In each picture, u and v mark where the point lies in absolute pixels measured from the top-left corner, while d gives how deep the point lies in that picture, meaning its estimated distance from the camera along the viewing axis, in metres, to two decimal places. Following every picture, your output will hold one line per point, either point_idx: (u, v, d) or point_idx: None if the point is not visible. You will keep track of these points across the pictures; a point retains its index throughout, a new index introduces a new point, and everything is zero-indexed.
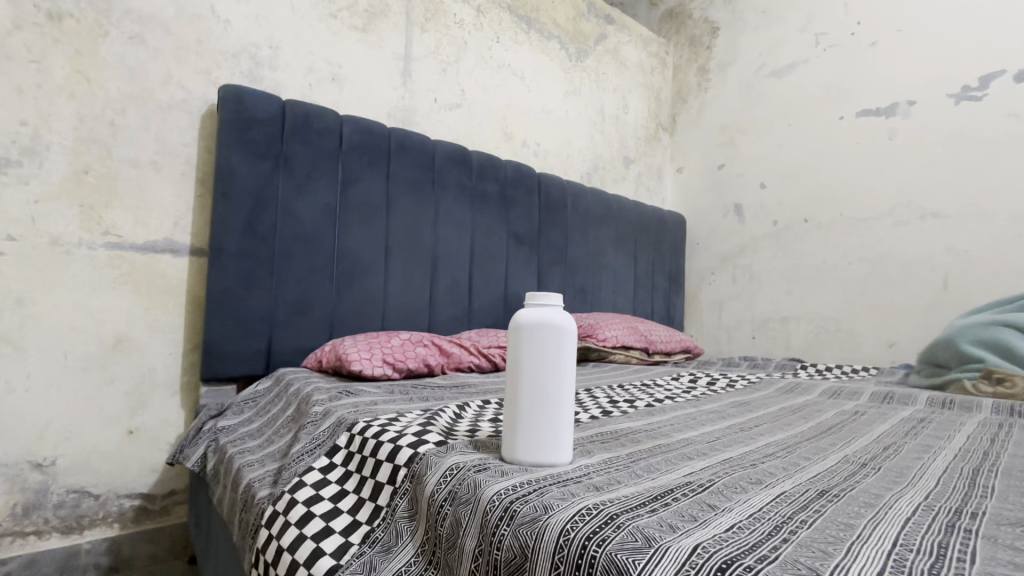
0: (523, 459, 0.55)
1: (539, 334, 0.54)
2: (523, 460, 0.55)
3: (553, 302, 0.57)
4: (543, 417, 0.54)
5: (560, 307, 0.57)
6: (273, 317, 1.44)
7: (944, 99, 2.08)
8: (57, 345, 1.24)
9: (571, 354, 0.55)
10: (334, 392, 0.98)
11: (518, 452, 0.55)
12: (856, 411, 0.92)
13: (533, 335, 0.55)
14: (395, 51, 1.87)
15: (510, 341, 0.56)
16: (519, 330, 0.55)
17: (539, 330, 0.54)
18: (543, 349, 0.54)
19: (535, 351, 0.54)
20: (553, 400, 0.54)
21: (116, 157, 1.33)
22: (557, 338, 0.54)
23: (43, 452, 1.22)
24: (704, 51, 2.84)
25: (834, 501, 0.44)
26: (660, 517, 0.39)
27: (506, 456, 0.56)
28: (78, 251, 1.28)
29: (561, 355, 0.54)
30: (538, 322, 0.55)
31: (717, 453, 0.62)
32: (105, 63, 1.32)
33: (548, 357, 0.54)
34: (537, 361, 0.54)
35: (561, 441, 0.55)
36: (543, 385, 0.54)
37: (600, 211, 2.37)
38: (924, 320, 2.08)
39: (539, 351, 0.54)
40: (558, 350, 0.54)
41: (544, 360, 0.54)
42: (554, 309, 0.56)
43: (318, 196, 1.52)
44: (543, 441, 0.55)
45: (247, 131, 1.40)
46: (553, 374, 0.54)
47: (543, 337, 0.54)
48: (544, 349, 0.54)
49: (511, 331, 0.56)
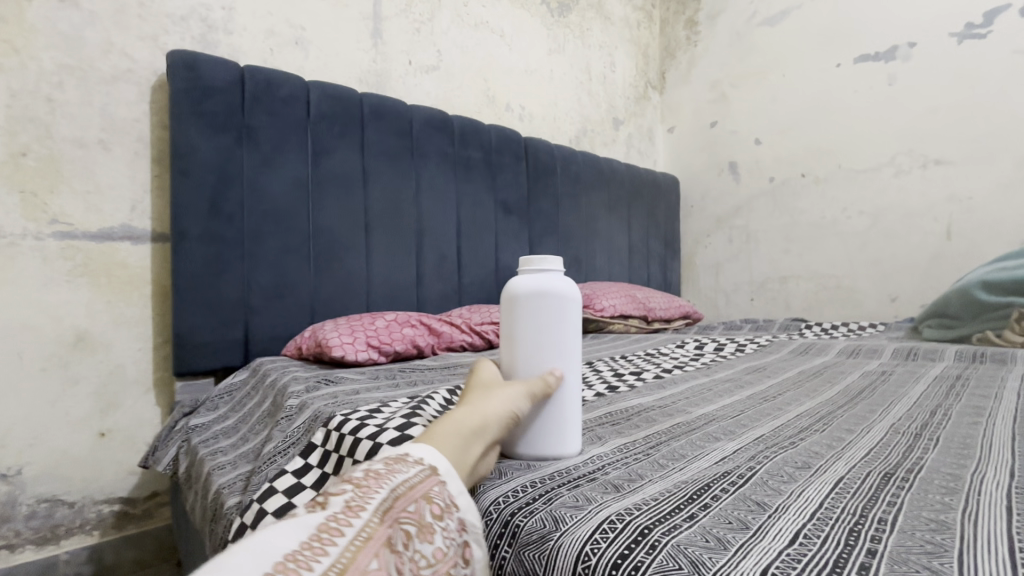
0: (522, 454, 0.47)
1: (536, 305, 0.45)
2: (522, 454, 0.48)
3: (554, 268, 0.47)
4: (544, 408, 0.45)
5: (561, 273, 0.48)
6: (248, 303, 1.34)
7: (946, 39, 1.97)
8: (11, 347, 1.14)
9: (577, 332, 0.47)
10: (311, 381, 0.90)
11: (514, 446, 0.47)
12: (883, 371, 0.85)
13: (528, 306, 0.46)
14: (363, 10, 1.72)
15: (501, 314, 0.48)
16: (510, 301, 0.46)
17: (537, 301, 0.45)
18: (542, 322, 0.45)
19: (530, 325, 0.46)
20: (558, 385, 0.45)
21: (57, 136, 1.20)
22: (557, 307, 0.45)
23: (7, 461, 1.13)
24: (692, 2, 2.68)
25: (905, 488, 0.36)
26: (702, 528, 0.31)
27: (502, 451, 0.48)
28: (24, 242, 1.16)
29: (569, 331, 0.46)
30: (534, 291, 0.46)
31: (746, 430, 0.54)
32: (34, 30, 1.17)
33: (549, 332, 0.46)
34: (534, 336, 0.46)
35: (569, 434, 0.47)
36: (541, 363, 0.46)
37: (590, 176, 2.26)
38: (927, 272, 2.02)
39: (537, 326, 0.46)
40: (560, 323, 0.46)
41: (543, 335, 0.46)
42: (554, 275, 0.47)
43: (286, 170, 1.40)
44: (544, 433, 0.46)
45: (203, 101, 1.27)
46: (554, 353, 0.46)
47: (539, 310, 0.45)
48: (543, 322, 0.45)
49: (501, 304, 0.47)
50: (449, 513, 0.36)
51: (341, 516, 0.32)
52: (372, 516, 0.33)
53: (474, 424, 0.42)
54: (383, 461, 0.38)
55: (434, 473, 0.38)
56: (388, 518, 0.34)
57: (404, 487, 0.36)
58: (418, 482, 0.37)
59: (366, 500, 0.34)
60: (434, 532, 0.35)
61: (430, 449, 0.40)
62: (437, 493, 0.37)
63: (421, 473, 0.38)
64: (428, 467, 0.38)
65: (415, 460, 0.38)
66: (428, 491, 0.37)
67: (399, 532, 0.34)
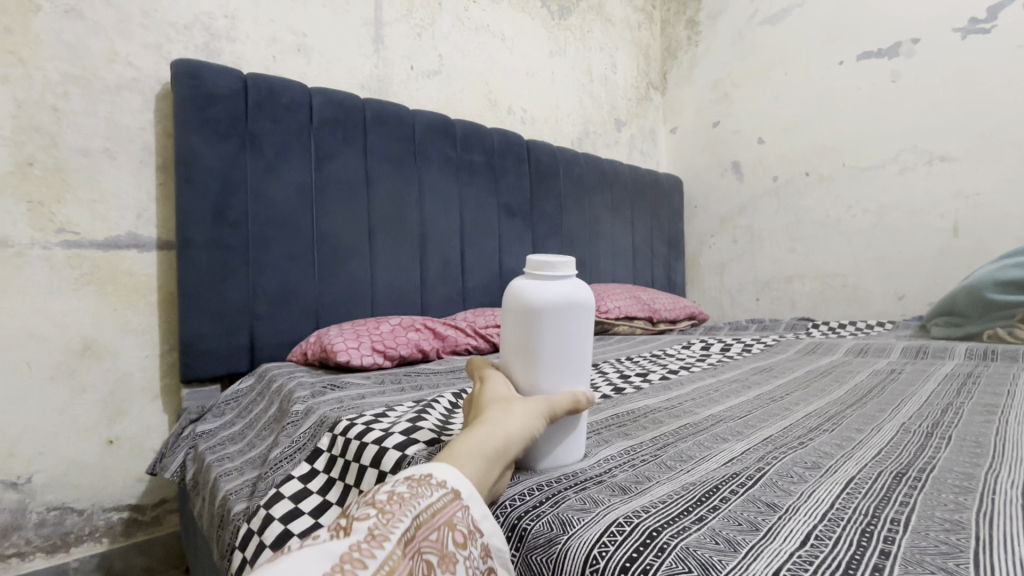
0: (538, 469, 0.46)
1: (563, 317, 0.45)
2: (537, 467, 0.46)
3: (571, 275, 0.46)
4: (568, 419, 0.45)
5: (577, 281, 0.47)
6: (253, 309, 1.35)
7: (950, 35, 1.96)
8: (19, 355, 1.14)
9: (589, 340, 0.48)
10: (317, 386, 0.90)
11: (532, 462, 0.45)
12: (892, 370, 0.85)
13: (554, 318, 0.44)
14: (365, 16, 1.73)
15: (520, 324, 0.45)
16: (531, 313, 0.44)
17: (563, 313, 0.45)
18: (566, 334, 0.45)
19: (555, 338, 0.45)
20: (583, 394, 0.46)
21: (63, 145, 1.21)
22: (580, 317, 0.46)
23: (16, 469, 1.14)
24: (692, 2, 2.68)
25: (919, 488, 0.36)
26: (711, 530, 0.31)
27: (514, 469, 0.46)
28: (31, 252, 1.17)
29: (587, 340, 0.47)
30: (559, 303, 0.45)
31: (754, 431, 0.53)
32: (39, 41, 1.18)
33: (571, 343, 0.46)
34: (557, 349, 0.45)
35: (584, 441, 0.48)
36: (564, 374, 0.46)
37: (593, 178, 2.26)
38: (934, 269, 2.00)
39: (562, 339, 0.45)
40: (581, 335, 0.46)
41: (565, 347, 0.45)
42: (574, 283, 0.46)
43: (290, 176, 1.41)
44: (565, 444, 0.46)
45: (206, 109, 1.28)
46: (574, 364, 0.46)
47: (565, 321, 0.45)
48: (566, 334, 0.45)
49: (517, 317, 0.45)
50: (472, 539, 0.35)
51: (365, 546, 0.32)
52: (396, 548, 0.32)
53: (497, 443, 0.40)
54: (405, 482, 0.36)
55: (458, 497, 0.36)
56: (410, 549, 0.33)
57: (427, 514, 0.35)
58: (441, 508, 0.35)
59: (390, 530, 0.33)
60: (456, 562, 0.34)
61: (451, 470, 0.38)
62: (461, 518, 0.35)
63: (444, 497, 0.36)
64: (451, 490, 0.37)
65: (438, 482, 0.37)
66: (452, 518, 0.35)
67: (420, 563, 0.33)
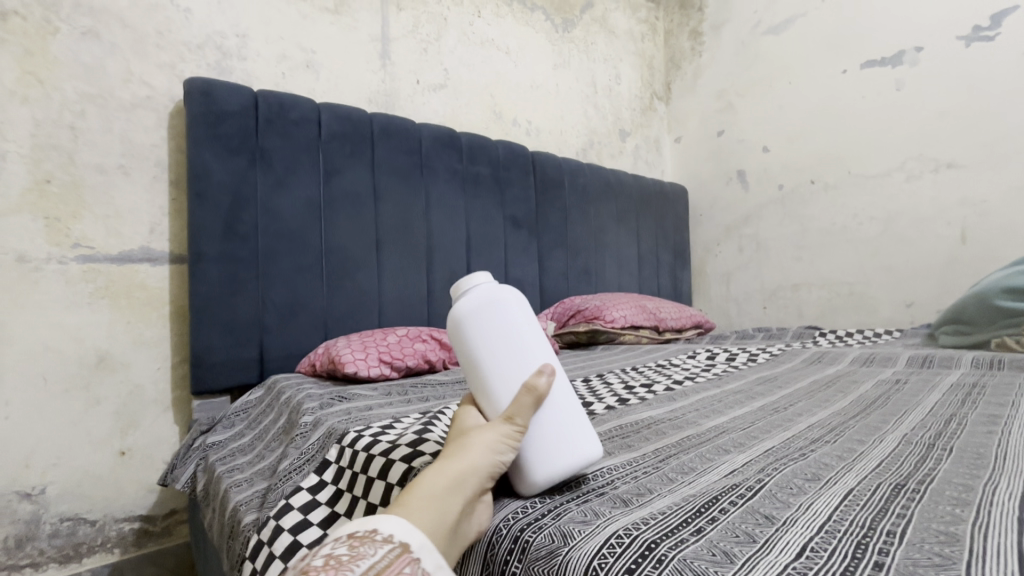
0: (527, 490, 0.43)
1: (475, 320, 0.44)
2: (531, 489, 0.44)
3: (475, 282, 0.46)
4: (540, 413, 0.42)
5: (487, 282, 0.47)
6: (262, 321, 1.37)
7: (953, 43, 1.96)
8: (35, 368, 1.17)
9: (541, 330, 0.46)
10: (325, 398, 0.91)
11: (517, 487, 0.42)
12: (897, 380, 0.84)
13: (470, 327, 0.44)
14: (372, 32, 1.76)
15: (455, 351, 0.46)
16: (453, 331, 0.45)
17: (474, 317, 0.44)
18: (490, 333, 0.43)
19: (481, 342, 0.43)
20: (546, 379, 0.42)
21: (79, 163, 1.24)
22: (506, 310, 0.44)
23: (31, 481, 1.16)
24: (695, 13, 2.71)
25: (916, 500, 0.36)
26: (709, 541, 0.32)
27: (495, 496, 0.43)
28: (48, 266, 1.20)
29: (533, 327, 0.45)
30: (467, 310, 0.44)
31: (756, 442, 0.54)
32: (58, 63, 1.22)
33: (501, 337, 0.43)
34: (490, 350, 0.43)
35: (580, 433, 0.43)
36: (511, 369, 0.43)
37: (598, 188, 2.27)
38: (942, 277, 1.99)
39: (487, 339, 0.43)
40: (506, 324, 0.44)
41: (497, 344, 0.43)
42: (478, 286, 0.46)
43: (299, 191, 1.43)
44: (551, 445, 0.41)
45: (218, 125, 1.31)
46: (517, 356, 0.43)
47: (490, 319, 0.44)
48: (488, 331, 0.43)
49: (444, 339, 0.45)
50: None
51: None
52: None
53: (452, 480, 0.38)
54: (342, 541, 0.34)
55: (407, 551, 0.33)
56: None
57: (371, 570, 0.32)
58: (386, 566, 0.32)
59: None
60: None
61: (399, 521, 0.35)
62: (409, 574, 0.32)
63: (391, 552, 0.33)
64: (398, 544, 0.34)
65: (384, 537, 0.34)
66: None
67: None
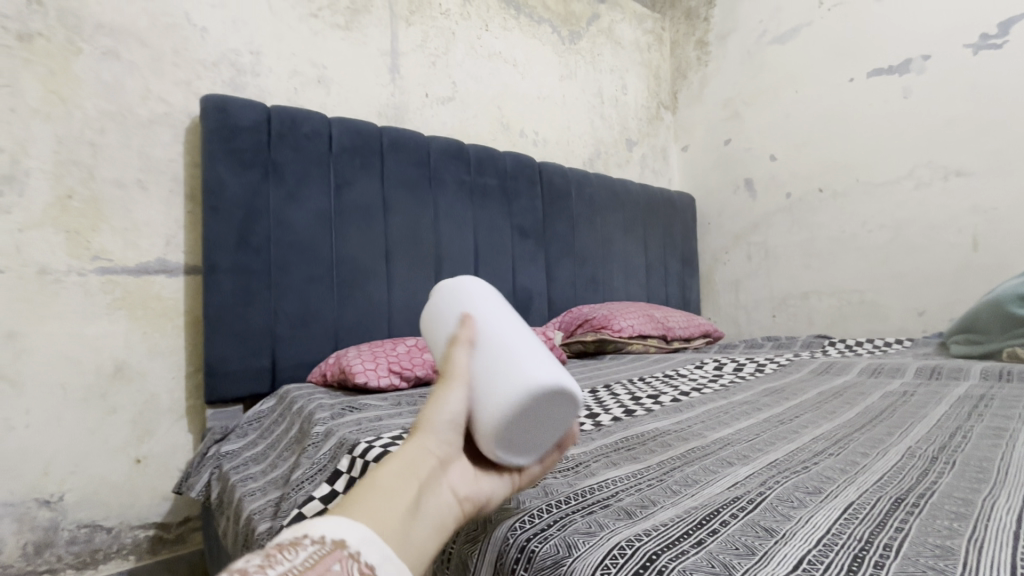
0: (507, 450, 0.42)
1: (430, 316, 0.51)
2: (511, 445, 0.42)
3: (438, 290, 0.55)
4: (477, 356, 0.43)
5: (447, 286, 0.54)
6: (275, 331, 1.39)
7: (961, 50, 1.96)
8: (55, 378, 1.20)
9: (495, 297, 0.50)
10: (336, 408, 0.93)
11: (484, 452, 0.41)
12: (904, 391, 0.84)
13: (429, 325, 0.51)
14: (382, 47, 1.80)
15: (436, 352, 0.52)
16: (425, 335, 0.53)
17: (429, 316, 0.51)
18: (439, 320, 0.50)
19: (436, 329, 0.50)
20: (477, 328, 0.45)
21: (99, 178, 1.28)
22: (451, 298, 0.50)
23: (50, 488, 1.19)
24: (701, 23, 2.73)
25: (915, 513, 0.37)
26: (709, 553, 0.33)
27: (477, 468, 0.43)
28: (68, 278, 1.23)
29: (476, 294, 0.49)
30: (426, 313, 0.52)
31: (759, 455, 0.54)
32: (79, 81, 1.26)
33: (446, 319, 0.49)
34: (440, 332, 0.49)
35: (530, 359, 0.41)
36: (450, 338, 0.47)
37: (605, 198, 2.29)
38: (953, 284, 1.97)
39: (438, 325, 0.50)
40: (449, 306, 0.49)
41: (443, 324, 0.49)
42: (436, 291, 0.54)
43: (310, 203, 1.46)
44: (491, 379, 0.41)
45: (231, 140, 1.34)
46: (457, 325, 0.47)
47: (436, 310, 0.50)
48: (437, 320, 0.50)
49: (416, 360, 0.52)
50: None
51: None
52: None
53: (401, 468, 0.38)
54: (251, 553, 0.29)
55: (341, 545, 0.31)
56: None
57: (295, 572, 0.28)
58: (316, 560, 0.30)
59: None
60: None
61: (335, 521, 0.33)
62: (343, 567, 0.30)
63: (319, 551, 0.30)
64: (329, 540, 0.31)
65: (313, 539, 0.31)
66: (331, 570, 0.30)
67: None
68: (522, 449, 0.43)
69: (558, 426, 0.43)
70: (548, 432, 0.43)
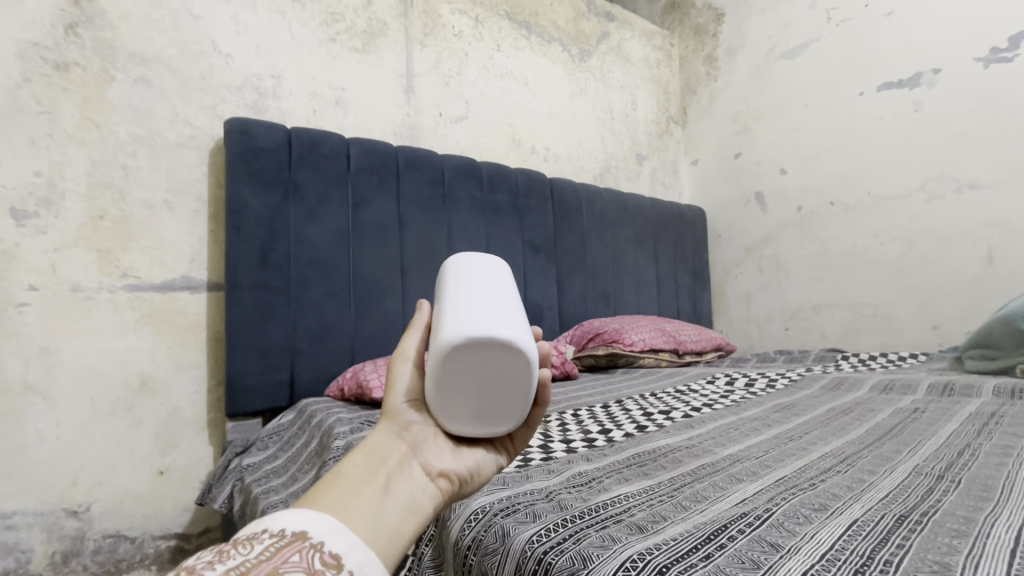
0: (472, 419, 0.46)
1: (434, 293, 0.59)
2: (471, 409, 0.45)
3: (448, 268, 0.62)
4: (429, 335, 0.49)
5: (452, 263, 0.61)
6: (294, 346, 1.43)
7: (971, 64, 1.97)
8: (85, 391, 1.25)
9: (464, 269, 0.56)
10: (355, 422, 0.95)
11: (448, 428, 0.47)
12: (915, 408, 0.85)
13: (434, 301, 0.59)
14: (397, 69, 1.86)
15: None
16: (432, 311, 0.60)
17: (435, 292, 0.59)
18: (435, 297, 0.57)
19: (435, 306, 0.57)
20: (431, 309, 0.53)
21: (129, 199, 1.34)
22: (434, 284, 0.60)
23: (78, 498, 1.23)
24: (710, 39, 2.76)
25: (917, 531, 0.39)
26: (716, 566, 0.35)
27: (455, 444, 0.48)
28: (99, 295, 1.28)
29: (449, 273, 0.56)
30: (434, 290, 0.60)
31: (768, 472, 0.56)
32: (112, 108, 1.33)
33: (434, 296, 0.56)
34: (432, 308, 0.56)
35: (454, 316, 0.46)
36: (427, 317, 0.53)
37: (615, 212, 2.31)
38: (969, 298, 1.96)
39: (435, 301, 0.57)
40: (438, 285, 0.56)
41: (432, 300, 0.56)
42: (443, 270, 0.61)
43: (329, 221, 1.51)
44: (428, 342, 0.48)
45: (254, 162, 1.39)
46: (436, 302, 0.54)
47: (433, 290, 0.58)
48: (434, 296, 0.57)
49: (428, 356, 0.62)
50: (330, 571, 0.35)
51: None
52: None
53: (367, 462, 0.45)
54: (216, 551, 0.36)
55: (293, 537, 0.36)
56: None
57: (250, 565, 0.34)
58: (272, 553, 0.35)
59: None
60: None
61: (292, 515, 0.38)
62: (296, 555, 0.35)
63: (277, 543, 0.36)
64: (282, 533, 0.36)
65: (272, 533, 0.37)
66: (285, 558, 0.35)
67: None
68: (489, 415, 0.46)
69: (515, 377, 0.44)
70: (504, 386, 0.45)
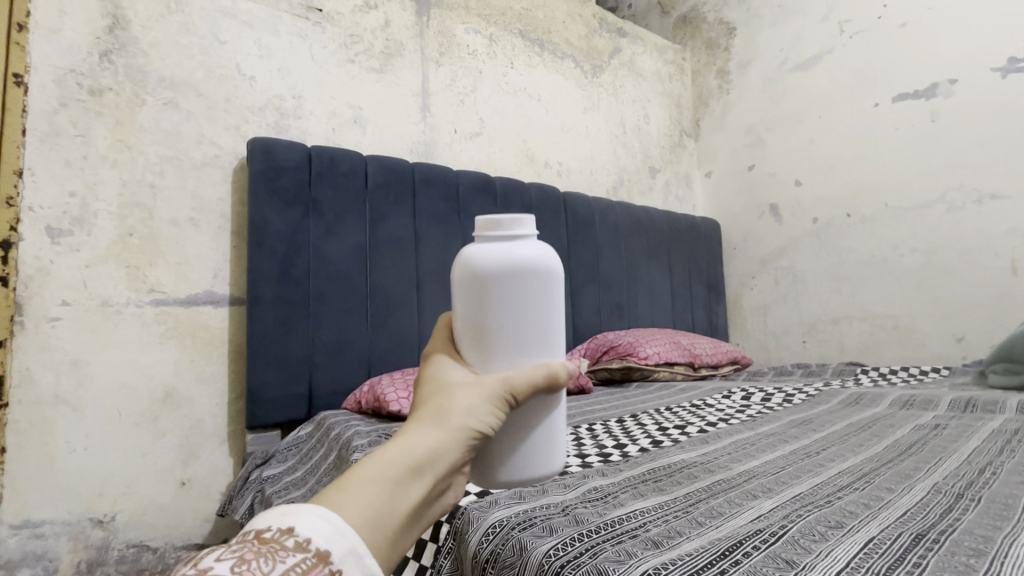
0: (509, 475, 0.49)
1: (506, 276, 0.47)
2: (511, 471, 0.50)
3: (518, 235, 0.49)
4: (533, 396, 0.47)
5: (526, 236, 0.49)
6: (312, 359, 1.46)
7: (988, 74, 1.96)
8: (112, 403, 1.29)
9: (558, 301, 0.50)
10: (372, 435, 0.97)
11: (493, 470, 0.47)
12: (936, 425, 0.84)
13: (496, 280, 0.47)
14: (413, 88, 1.91)
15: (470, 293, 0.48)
16: (478, 279, 0.47)
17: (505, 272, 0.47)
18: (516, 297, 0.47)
19: (506, 300, 0.47)
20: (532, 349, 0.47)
21: (157, 217, 1.38)
22: (557, 288, 0.49)
23: (103, 508, 1.26)
24: (722, 53, 2.78)
25: (934, 550, 0.39)
26: None
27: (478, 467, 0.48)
28: (126, 309, 1.32)
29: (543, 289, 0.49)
30: (503, 263, 0.47)
31: (784, 488, 0.56)
32: (142, 130, 1.38)
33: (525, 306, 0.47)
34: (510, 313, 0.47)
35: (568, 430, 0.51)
36: (521, 352, 0.47)
37: (628, 225, 2.32)
38: (992, 310, 1.92)
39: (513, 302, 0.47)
40: (533, 296, 0.47)
41: (519, 310, 0.47)
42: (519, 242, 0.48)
43: (347, 237, 1.54)
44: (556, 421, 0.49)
45: (276, 180, 1.44)
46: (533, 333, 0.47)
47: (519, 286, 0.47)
48: (516, 295, 0.47)
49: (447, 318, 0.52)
50: None
51: None
52: None
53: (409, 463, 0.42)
54: (239, 556, 0.34)
55: (319, 557, 0.35)
56: None
57: None
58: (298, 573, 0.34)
59: None
60: None
61: (321, 521, 0.36)
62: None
63: (305, 563, 0.34)
64: (310, 550, 0.35)
65: (300, 546, 0.35)
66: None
67: None
68: None
69: None
70: None
